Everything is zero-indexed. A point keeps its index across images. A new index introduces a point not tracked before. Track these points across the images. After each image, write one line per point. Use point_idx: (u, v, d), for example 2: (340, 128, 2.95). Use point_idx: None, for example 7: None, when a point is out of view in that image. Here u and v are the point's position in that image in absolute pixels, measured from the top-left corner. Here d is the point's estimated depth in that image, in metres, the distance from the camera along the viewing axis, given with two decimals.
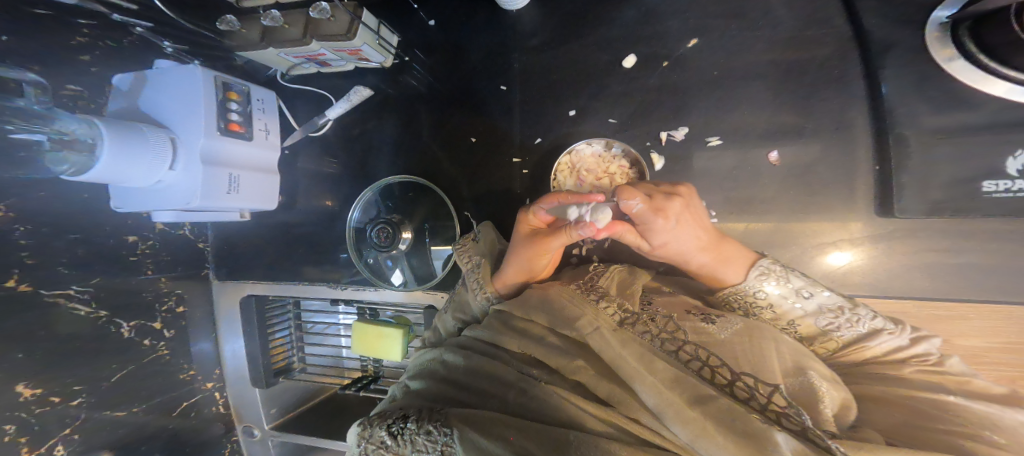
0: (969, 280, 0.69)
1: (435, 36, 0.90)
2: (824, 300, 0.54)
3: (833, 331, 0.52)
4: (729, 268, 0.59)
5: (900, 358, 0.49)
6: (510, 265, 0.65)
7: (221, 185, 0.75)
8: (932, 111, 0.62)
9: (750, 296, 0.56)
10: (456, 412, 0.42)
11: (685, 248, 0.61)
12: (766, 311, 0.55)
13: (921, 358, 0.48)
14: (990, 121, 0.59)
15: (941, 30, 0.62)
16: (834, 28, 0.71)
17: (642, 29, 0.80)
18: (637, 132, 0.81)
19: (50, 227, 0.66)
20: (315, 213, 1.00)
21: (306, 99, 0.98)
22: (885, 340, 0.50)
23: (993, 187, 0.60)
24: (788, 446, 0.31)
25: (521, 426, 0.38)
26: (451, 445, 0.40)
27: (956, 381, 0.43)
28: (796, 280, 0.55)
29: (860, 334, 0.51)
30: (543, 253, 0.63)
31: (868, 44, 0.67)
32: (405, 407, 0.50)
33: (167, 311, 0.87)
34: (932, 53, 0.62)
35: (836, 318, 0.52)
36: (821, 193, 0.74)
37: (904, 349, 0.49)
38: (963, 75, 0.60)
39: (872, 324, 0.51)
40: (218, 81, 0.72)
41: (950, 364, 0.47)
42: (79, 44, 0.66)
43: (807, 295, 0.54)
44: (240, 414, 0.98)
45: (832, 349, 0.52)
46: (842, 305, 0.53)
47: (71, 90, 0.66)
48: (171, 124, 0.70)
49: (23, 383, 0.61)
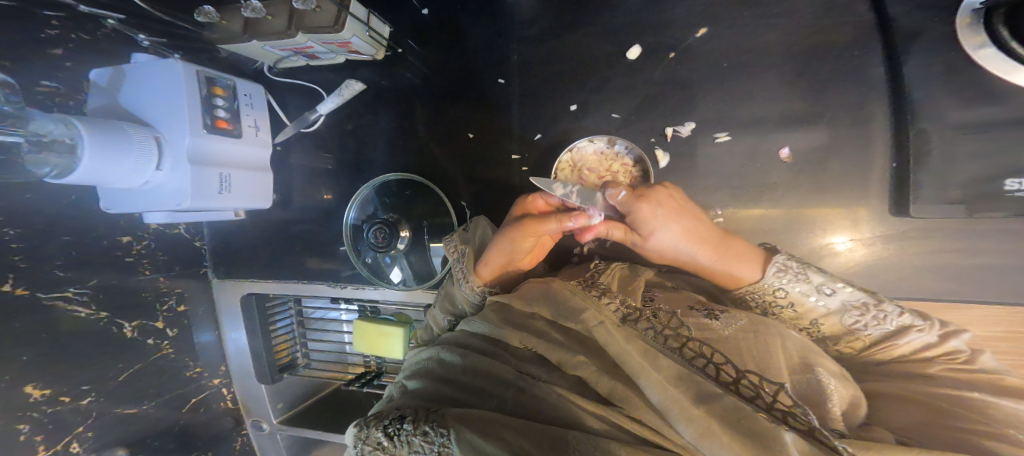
0: (974, 273, 0.69)
1: (428, 25, 0.85)
2: (847, 296, 0.51)
3: (860, 329, 0.50)
4: (743, 265, 0.59)
5: (928, 357, 0.47)
6: (493, 248, 0.65)
7: (212, 184, 0.72)
8: (959, 104, 0.60)
9: (769, 295, 0.56)
10: (455, 412, 0.42)
11: (677, 241, 0.62)
12: (787, 310, 0.54)
13: (950, 357, 0.46)
14: (1005, 117, 0.57)
15: (974, 16, 0.59)
16: (849, 16, 0.68)
17: (646, 17, 0.76)
18: (641, 126, 0.79)
19: (40, 231, 0.65)
20: (311, 211, 0.98)
21: (296, 93, 0.94)
22: (913, 338, 0.48)
23: (1018, 185, 0.57)
24: (795, 446, 0.31)
25: (523, 427, 0.38)
26: (450, 446, 0.39)
27: (989, 380, 0.43)
28: (815, 276, 0.53)
29: (887, 332, 0.49)
30: (529, 237, 0.64)
31: (891, 33, 0.65)
32: (404, 406, 0.50)
33: (168, 310, 0.87)
34: (961, 40, 0.60)
35: (862, 316, 0.50)
36: (829, 186, 0.73)
37: (932, 346, 0.48)
38: (992, 65, 0.58)
39: (901, 321, 0.49)
40: (201, 75, 0.69)
41: (982, 361, 0.45)
42: (49, 37, 0.61)
43: (829, 292, 0.52)
44: (249, 409, 0.99)
45: (858, 347, 0.51)
46: (866, 302, 0.50)
47: (47, 86, 0.62)
48: (153, 120, 0.67)
49: (32, 384, 0.62)
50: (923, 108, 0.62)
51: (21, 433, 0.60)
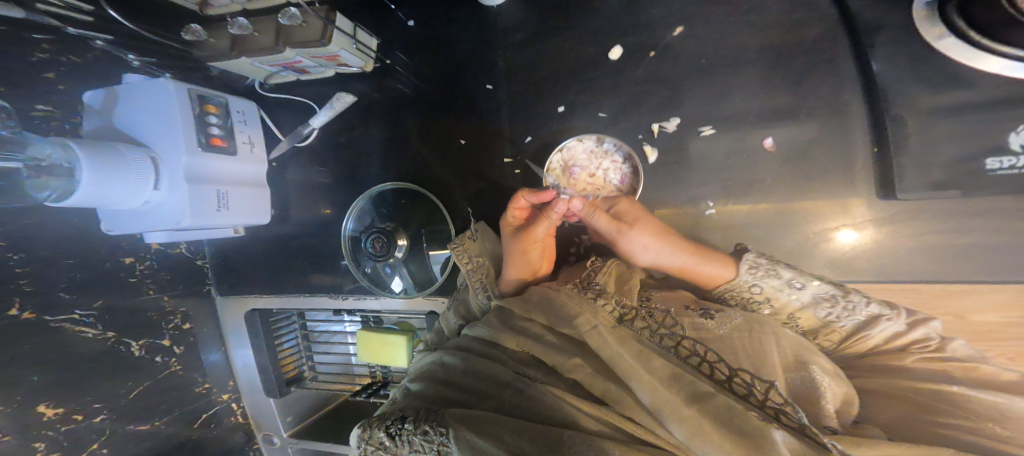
0: (974, 257, 0.68)
1: (415, 36, 0.85)
2: (816, 289, 0.53)
3: (834, 322, 0.51)
4: (717, 265, 0.60)
5: (898, 346, 0.48)
6: (510, 264, 0.67)
7: (208, 201, 0.72)
8: (928, 91, 0.59)
9: (745, 291, 0.56)
10: (455, 412, 0.42)
11: (652, 237, 0.63)
12: (763, 306, 0.55)
13: (921, 344, 0.47)
14: (982, 99, 0.57)
15: (929, 8, 0.58)
16: (819, 9, 0.68)
17: (626, 17, 0.76)
18: (628, 125, 0.78)
19: (46, 257, 0.66)
20: (308, 224, 0.98)
21: (287, 108, 0.94)
22: (883, 327, 0.49)
23: (997, 164, 0.58)
24: (785, 445, 0.30)
25: (520, 426, 0.38)
26: (448, 445, 0.40)
27: (959, 368, 0.42)
28: (784, 272, 0.55)
29: (858, 322, 0.50)
30: (534, 245, 0.66)
31: (856, 27, 0.65)
32: (404, 407, 0.51)
33: (174, 328, 0.87)
34: (921, 31, 0.59)
35: (833, 307, 0.52)
36: (821, 177, 0.72)
37: (899, 336, 0.48)
38: (954, 53, 0.57)
39: (870, 311, 0.51)
40: (193, 93, 0.69)
41: (952, 348, 0.45)
42: (41, 60, 0.62)
43: (799, 286, 0.54)
44: (259, 423, 1.01)
45: (837, 340, 0.51)
46: (834, 294, 0.52)
47: (41, 111, 0.63)
48: (147, 139, 0.67)
49: (44, 403, 0.63)
50: (896, 97, 0.61)
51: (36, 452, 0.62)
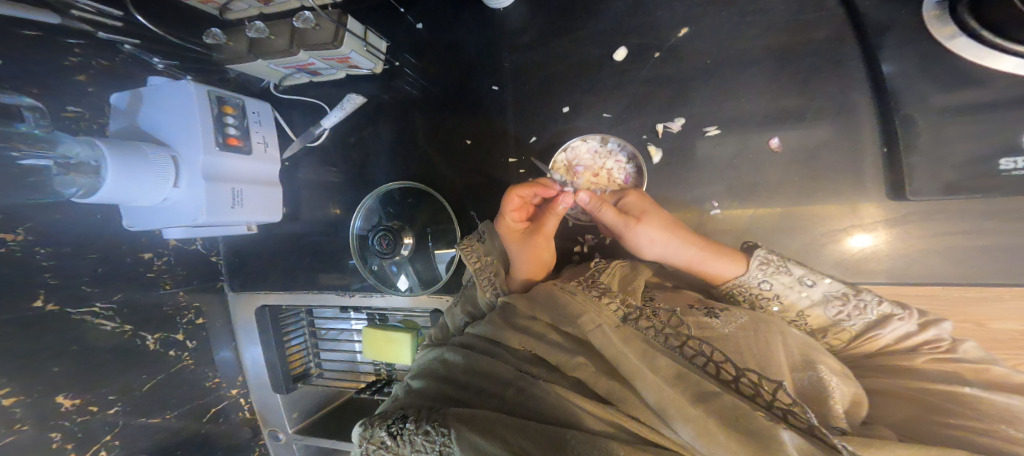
0: (992, 262, 0.66)
1: (424, 39, 0.88)
2: (827, 287, 0.52)
3: (844, 321, 0.50)
4: (721, 263, 0.58)
5: (910, 346, 0.46)
6: (517, 258, 0.67)
7: (224, 199, 0.75)
8: (938, 89, 0.58)
9: (754, 288, 0.55)
10: (456, 411, 0.42)
11: (657, 234, 0.62)
12: (771, 303, 0.54)
13: (934, 344, 0.46)
14: (995, 98, 0.55)
15: (940, 8, 0.58)
16: (829, 10, 0.68)
17: (631, 19, 0.77)
18: (632, 125, 0.79)
19: (72, 249, 0.69)
20: (318, 222, 1.00)
21: (300, 109, 0.98)
22: (895, 327, 0.48)
23: (1012, 164, 0.55)
24: (794, 445, 0.30)
25: (522, 426, 0.38)
26: (451, 445, 0.40)
27: (969, 369, 0.41)
28: (796, 269, 0.53)
29: (870, 322, 0.49)
30: (539, 238, 0.66)
31: (863, 25, 0.65)
32: (405, 407, 0.51)
33: (188, 322, 0.90)
34: (931, 31, 0.58)
35: (844, 305, 0.50)
36: (830, 178, 0.71)
37: (913, 335, 0.47)
38: (965, 52, 0.56)
39: (881, 310, 0.49)
40: (212, 95, 0.72)
41: (964, 349, 0.44)
42: (73, 64, 0.66)
43: (810, 283, 0.52)
44: (266, 419, 1.02)
45: (845, 340, 0.50)
46: (846, 292, 0.51)
47: (73, 111, 0.66)
48: (169, 140, 0.70)
49: (63, 393, 0.65)
50: (904, 96, 0.61)
51: (52, 442, 0.64)
